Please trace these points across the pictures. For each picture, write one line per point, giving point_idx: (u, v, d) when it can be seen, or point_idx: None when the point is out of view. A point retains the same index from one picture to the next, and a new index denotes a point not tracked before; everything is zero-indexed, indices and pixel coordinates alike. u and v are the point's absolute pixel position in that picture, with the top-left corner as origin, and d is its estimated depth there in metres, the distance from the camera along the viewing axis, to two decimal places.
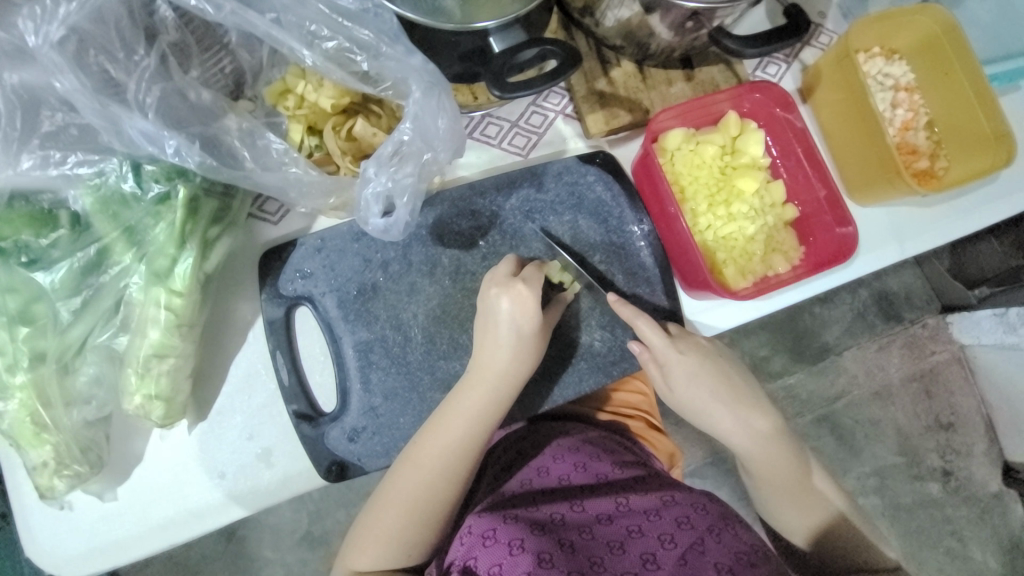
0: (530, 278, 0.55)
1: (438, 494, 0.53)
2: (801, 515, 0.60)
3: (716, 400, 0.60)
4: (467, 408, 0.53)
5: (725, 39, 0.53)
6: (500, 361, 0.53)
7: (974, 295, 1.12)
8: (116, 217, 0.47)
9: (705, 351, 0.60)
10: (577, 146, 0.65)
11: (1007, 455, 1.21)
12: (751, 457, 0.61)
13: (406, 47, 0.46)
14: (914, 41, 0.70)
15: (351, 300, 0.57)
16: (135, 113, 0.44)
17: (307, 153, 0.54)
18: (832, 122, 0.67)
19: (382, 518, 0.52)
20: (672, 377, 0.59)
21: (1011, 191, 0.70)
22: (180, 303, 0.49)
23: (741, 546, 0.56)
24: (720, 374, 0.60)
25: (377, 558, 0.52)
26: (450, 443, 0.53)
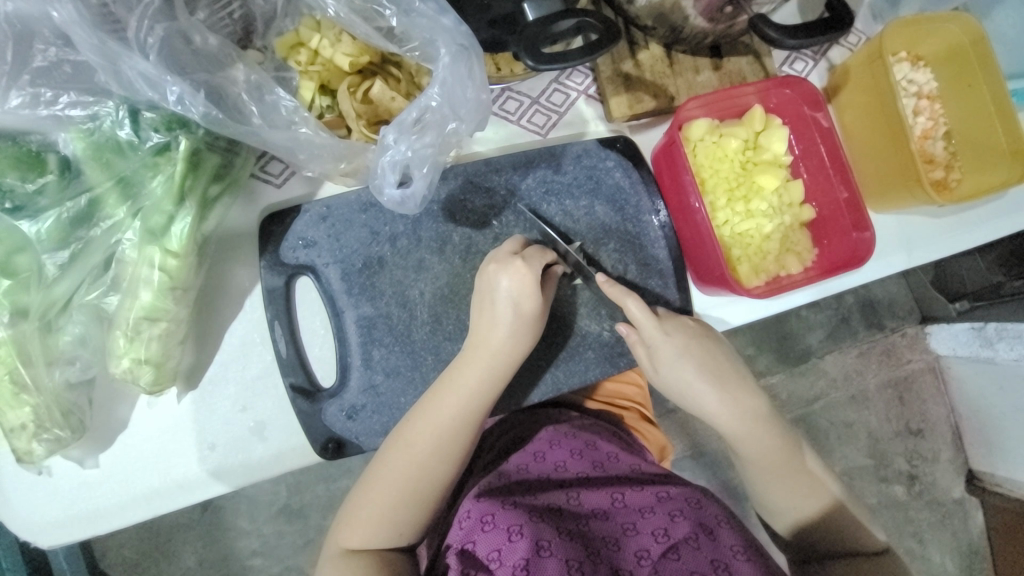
0: (530, 256, 0.53)
1: (434, 475, 0.51)
2: (794, 505, 0.59)
3: (706, 386, 0.57)
4: (462, 388, 0.51)
5: (766, 26, 0.51)
6: (496, 340, 0.52)
7: (955, 308, 1.17)
8: (109, 166, 0.44)
9: (690, 331, 0.58)
10: (598, 129, 0.63)
11: (970, 463, 1.26)
12: (740, 445, 0.58)
13: (437, 4, 0.43)
14: (939, 50, 0.69)
15: (356, 273, 0.54)
16: (136, 53, 0.40)
17: (317, 113, 0.50)
18: (856, 126, 0.66)
19: (376, 496, 0.51)
20: (659, 360, 0.57)
21: (1014, 209, 0.71)
22: (175, 264, 0.46)
23: (737, 541, 0.55)
24: (714, 360, 0.58)
25: (370, 537, 0.50)
26: (447, 423, 0.51)
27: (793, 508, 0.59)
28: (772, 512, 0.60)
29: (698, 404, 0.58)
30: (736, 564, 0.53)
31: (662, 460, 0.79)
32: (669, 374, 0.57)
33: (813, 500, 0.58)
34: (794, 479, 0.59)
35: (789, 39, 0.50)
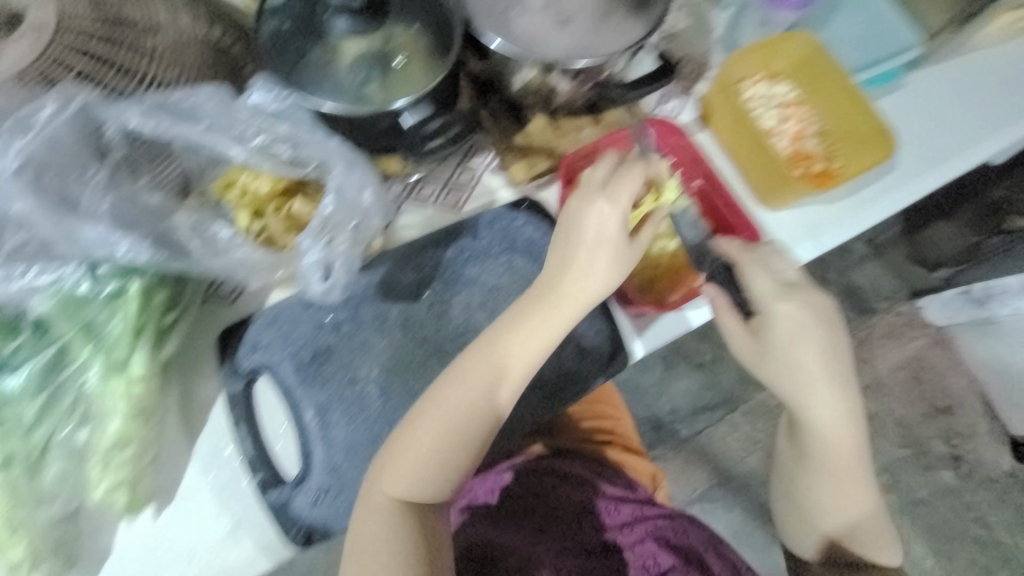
0: (614, 197, 0.56)
1: (477, 416, 0.55)
2: (841, 506, 0.66)
3: (819, 369, 0.60)
4: (526, 328, 0.56)
5: (609, 89, 0.69)
6: (586, 282, 0.56)
7: (938, 277, 1.40)
8: (75, 315, 0.51)
9: (805, 314, 0.60)
10: (506, 194, 0.72)
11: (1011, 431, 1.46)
12: (837, 440, 0.62)
13: (322, 134, 0.56)
14: (790, 62, 0.78)
15: (307, 364, 0.60)
16: (87, 222, 0.49)
17: (256, 234, 0.58)
18: (730, 142, 0.75)
19: (419, 438, 0.54)
20: (778, 335, 0.60)
21: (897, 186, 0.79)
22: (138, 391, 0.52)
23: (692, 545, 0.73)
24: (832, 345, 0.60)
25: (409, 482, 0.53)
26: (504, 363, 0.55)
27: (819, 531, 0.68)
28: (811, 510, 0.68)
29: (808, 410, 0.61)
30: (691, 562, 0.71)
31: (654, 487, 0.88)
32: (781, 363, 0.60)
33: (845, 509, 0.66)
34: (842, 505, 0.66)
35: (631, 94, 0.68)
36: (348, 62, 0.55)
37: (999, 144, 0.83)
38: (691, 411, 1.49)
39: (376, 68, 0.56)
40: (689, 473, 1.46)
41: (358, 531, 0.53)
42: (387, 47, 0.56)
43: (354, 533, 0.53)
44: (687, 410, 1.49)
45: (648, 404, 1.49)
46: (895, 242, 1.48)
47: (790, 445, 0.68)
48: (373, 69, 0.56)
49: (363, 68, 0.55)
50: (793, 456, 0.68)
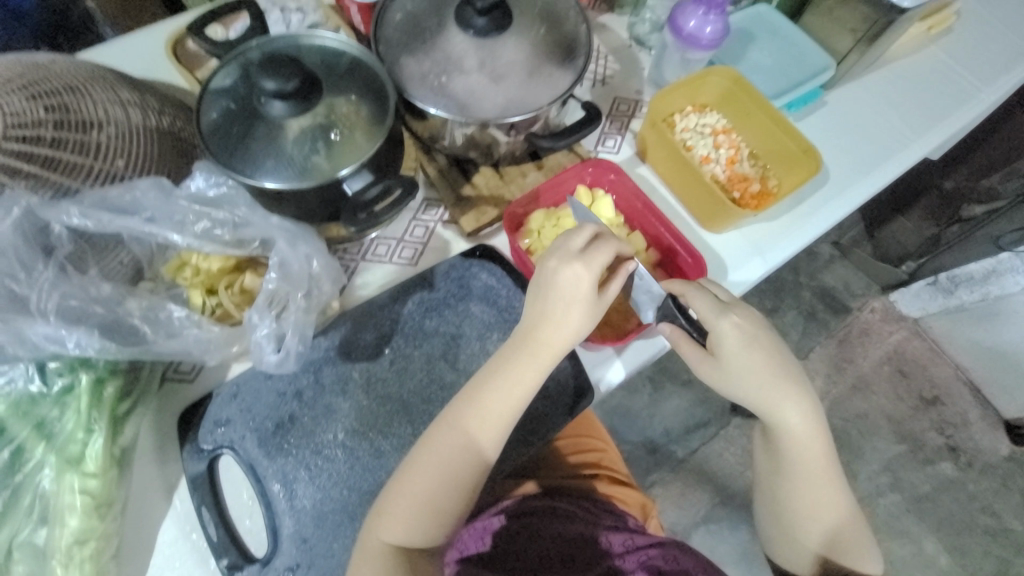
0: (595, 258, 0.58)
1: (470, 459, 0.55)
2: (821, 517, 0.65)
3: (772, 376, 0.62)
4: (512, 373, 0.56)
5: (540, 139, 0.69)
6: (565, 327, 0.57)
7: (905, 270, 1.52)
8: (28, 414, 0.52)
9: (752, 326, 0.63)
10: (459, 245, 0.74)
11: (1004, 415, 1.49)
12: (803, 448, 0.63)
13: (262, 211, 0.59)
14: (715, 94, 0.84)
15: (270, 436, 0.59)
16: (37, 321, 0.50)
17: (210, 311, 0.60)
18: (668, 173, 0.79)
19: (412, 487, 0.54)
20: (731, 349, 0.62)
21: (833, 196, 0.83)
22: (94, 484, 0.52)
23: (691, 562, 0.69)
24: (777, 353, 0.63)
25: (405, 531, 0.54)
26: (493, 408, 0.56)
27: (803, 546, 0.66)
28: (795, 527, 0.66)
29: (775, 417, 0.63)
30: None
31: (645, 517, 0.86)
32: (737, 377, 0.62)
33: (827, 519, 0.65)
34: (821, 514, 0.65)
35: (560, 142, 0.68)
36: (294, 135, 0.58)
37: (920, 149, 0.89)
38: (684, 430, 1.48)
39: (321, 138, 0.59)
40: (692, 494, 1.44)
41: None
42: (331, 116, 0.60)
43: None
44: (681, 429, 1.48)
45: (641, 428, 1.48)
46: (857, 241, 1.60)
47: (763, 458, 0.68)
48: (319, 140, 0.59)
49: (309, 139, 0.59)
50: (768, 467, 0.68)
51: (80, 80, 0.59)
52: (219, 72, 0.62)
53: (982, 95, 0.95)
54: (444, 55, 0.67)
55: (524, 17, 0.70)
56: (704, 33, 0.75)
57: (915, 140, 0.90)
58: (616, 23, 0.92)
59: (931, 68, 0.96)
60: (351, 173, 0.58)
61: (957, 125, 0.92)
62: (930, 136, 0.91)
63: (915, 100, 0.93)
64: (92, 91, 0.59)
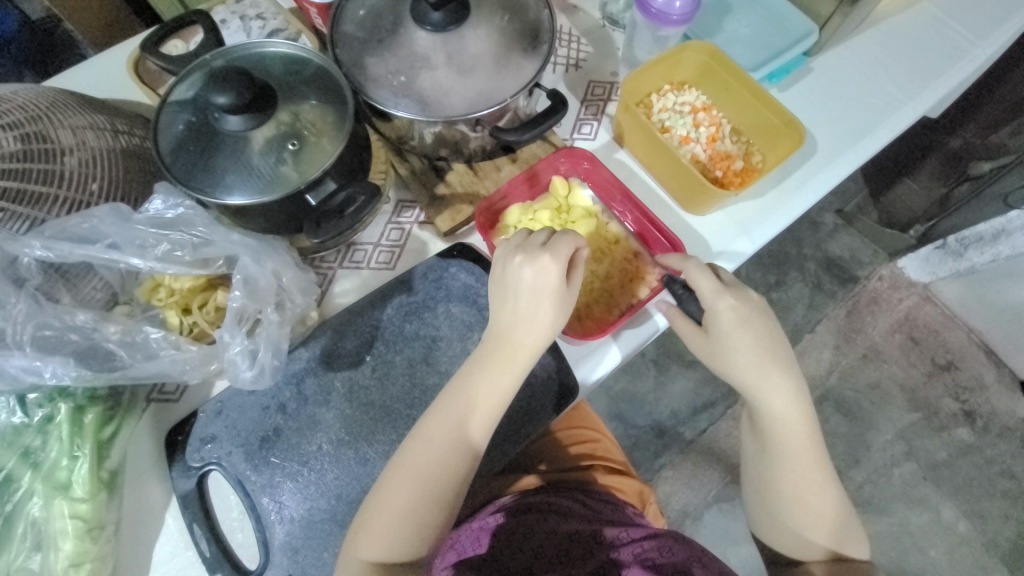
0: (556, 249, 0.56)
1: (447, 470, 0.55)
2: (808, 504, 0.64)
3: (759, 356, 0.61)
4: (484, 380, 0.57)
5: (505, 133, 0.67)
6: (531, 331, 0.57)
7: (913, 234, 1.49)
8: (13, 444, 0.53)
9: (744, 307, 0.62)
10: (437, 245, 0.74)
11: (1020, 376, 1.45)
12: (789, 427, 0.63)
13: (222, 231, 0.58)
14: (693, 70, 0.81)
15: (255, 451, 0.60)
16: (11, 353, 0.51)
17: (188, 330, 0.60)
18: (646, 157, 0.77)
19: (389, 502, 0.54)
20: (720, 326, 0.62)
21: (821, 167, 0.80)
22: (85, 507, 0.53)
23: (688, 552, 0.68)
24: (766, 333, 0.62)
25: (385, 547, 0.53)
26: (465, 417, 0.56)
27: (793, 532, 0.65)
28: (781, 511, 0.65)
29: (761, 395, 0.62)
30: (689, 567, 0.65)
31: (643, 504, 0.87)
32: (728, 354, 0.62)
33: (813, 504, 0.64)
34: (809, 498, 0.64)
35: (525, 135, 0.66)
36: (258, 146, 0.57)
37: (913, 111, 0.86)
38: (692, 411, 1.47)
39: (284, 149, 0.58)
40: (702, 475, 1.43)
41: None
42: (295, 124, 0.59)
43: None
44: (688, 411, 1.47)
45: (648, 412, 1.47)
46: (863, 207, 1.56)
47: (751, 440, 0.68)
48: (283, 149, 0.58)
49: (274, 150, 0.58)
50: (756, 450, 0.67)
51: (42, 106, 0.59)
52: (180, 84, 0.61)
53: (978, 48, 0.90)
54: (405, 52, 0.65)
55: (484, 5, 0.67)
56: (673, 9, 0.72)
57: (907, 102, 0.86)
58: (588, 2, 0.89)
59: (921, 24, 0.91)
60: (319, 179, 0.57)
61: (951, 82, 0.88)
62: (922, 96, 0.86)
63: (906, 59, 0.89)
64: (55, 117, 0.59)
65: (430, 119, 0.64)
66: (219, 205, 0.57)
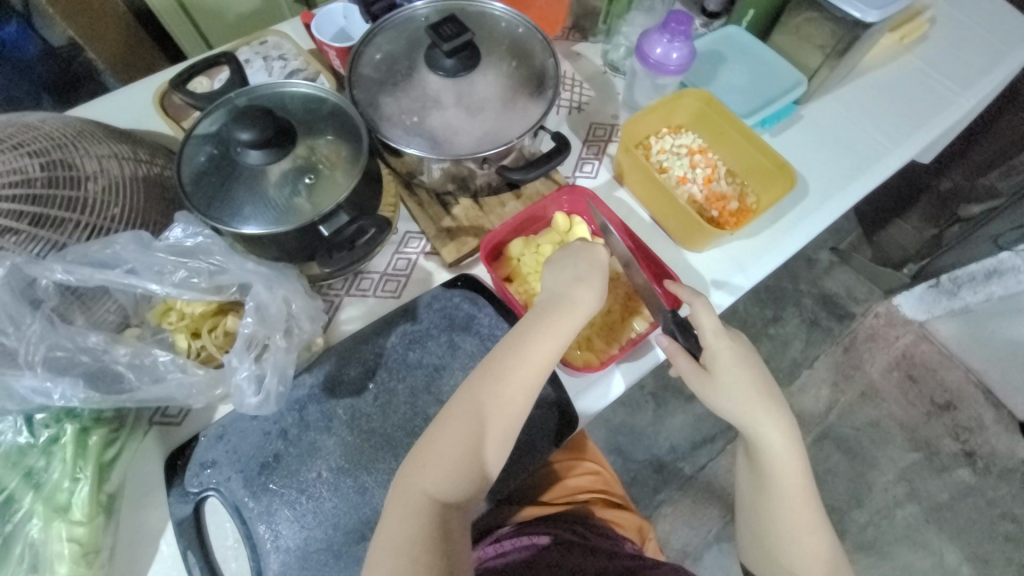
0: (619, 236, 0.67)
1: (508, 410, 0.56)
2: (805, 548, 0.64)
3: (756, 395, 0.63)
4: (549, 328, 0.59)
5: (510, 172, 0.70)
6: (593, 288, 0.62)
7: (908, 272, 1.51)
8: (16, 465, 0.53)
9: (739, 347, 0.65)
10: (442, 275, 0.76)
11: (1017, 417, 1.45)
12: (786, 470, 0.63)
13: (238, 258, 0.60)
14: (689, 115, 0.86)
15: (255, 477, 0.60)
16: (23, 373, 0.52)
17: (195, 354, 0.61)
18: (645, 196, 0.80)
19: (451, 433, 0.55)
20: (719, 364, 0.64)
21: (813, 209, 0.84)
22: (82, 531, 0.53)
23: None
24: (761, 374, 0.65)
25: (442, 482, 0.54)
26: (530, 360, 0.58)
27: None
28: (780, 553, 0.65)
29: (757, 434, 0.63)
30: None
31: (642, 539, 0.87)
32: (727, 391, 0.63)
33: (812, 548, 0.64)
34: (807, 539, 0.64)
35: (530, 174, 0.70)
36: (275, 179, 0.60)
37: (899, 157, 0.90)
38: (690, 446, 1.46)
39: (299, 182, 0.61)
40: (701, 512, 1.40)
41: (388, 535, 0.52)
42: (311, 157, 0.62)
43: (383, 535, 0.52)
44: (687, 445, 1.46)
45: (647, 445, 1.46)
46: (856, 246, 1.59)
47: (747, 478, 0.68)
48: (299, 182, 0.61)
49: (289, 182, 0.61)
50: (753, 490, 0.67)
51: (68, 136, 0.62)
52: (204, 118, 0.64)
53: (960, 100, 0.95)
54: (418, 94, 0.69)
55: (494, 53, 0.72)
56: (671, 60, 0.77)
57: (893, 149, 0.90)
58: (590, 50, 0.94)
59: (905, 77, 0.97)
60: (332, 212, 0.59)
61: (934, 131, 0.92)
62: (908, 143, 0.91)
63: (891, 109, 0.94)
64: (80, 146, 0.62)
65: (439, 157, 0.67)
66: (235, 234, 0.60)
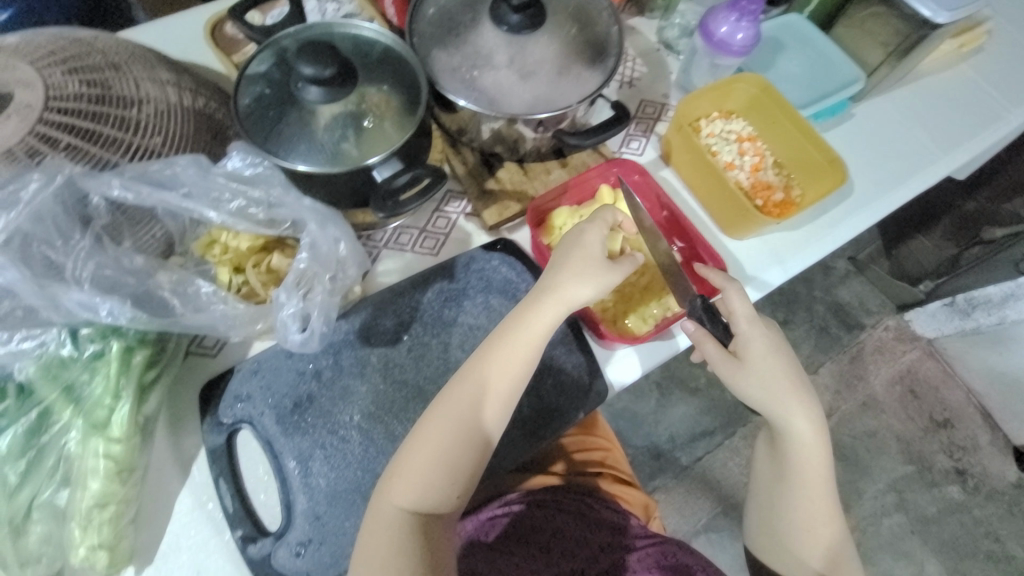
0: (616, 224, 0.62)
1: (482, 420, 0.55)
2: (817, 535, 0.66)
3: (788, 387, 0.63)
4: (527, 333, 0.57)
5: (568, 136, 0.70)
6: (579, 290, 0.58)
7: (921, 289, 1.48)
8: (57, 378, 0.53)
9: (771, 338, 0.65)
10: (480, 237, 0.75)
11: (1012, 441, 1.47)
12: (808, 460, 0.64)
13: (296, 193, 0.60)
14: (742, 101, 0.84)
15: (288, 414, 0.61)
16: (71, 288, 0.52)
17: (236, 289, 0.61)
18: (692, 177, 0.79)
19: (425, 444, 0.54)
20: (752, 352, 0.64)
21: (856, 208, 0.83)
22: (118, 449, 0.53)
23: (688, 558, 0.74)
24: (793, 366, 0.65)
25: (420, 495, 0.53)
26: (504, 369, 0.56)
27: (799, 560, 0.67)
28: (792, 540, 0.67)
29: (786, 425, 0.64)
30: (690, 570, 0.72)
31: (647, 517, 0.87)
32: (759, 381, 0.63)
33: (822, 536, 0.66)
34: (817, 527, 0.66)
35: (588, 140, 0.69)
36: (325, 121, 0.60)
37: (946, 166, 0.89)
38: (690, 437, 1.48)
39: (352, 126, 0.60)
40: (693, 502, 1.43)
41: (366, 550, 0.52)
42: (362, 104, 0.61)
43: (362, 547, 0.52)
44: (686, 436, 1.48)
45: (647, 433, 1.48)
46: (876, 257, 1.59)
47: (767, 464, 0.69)
48: (350, 127, 0.60)
49: (339, 126, 0.60)
50: (771, 476, 0.69)
51: (123, 57, 0.61)
52: (253, 59, 0.62)
53: (1012, 114, 0.93)
54: (476, 50, 0.67)
55: (557, 15, 0.70)
56: (734, 40, 0.76)
57: (941, 157, 0.89)
58: (646, 25, 0.91)
59: (960, 85, 0.95)
60: (385, 159, 0.59)
61: (983, 144, 0.91)
62: (957, 153, 0.90)
63: (943, 117, 0.92)
64: (133, 69, 0.61)
65: (493, 116, 0.66)
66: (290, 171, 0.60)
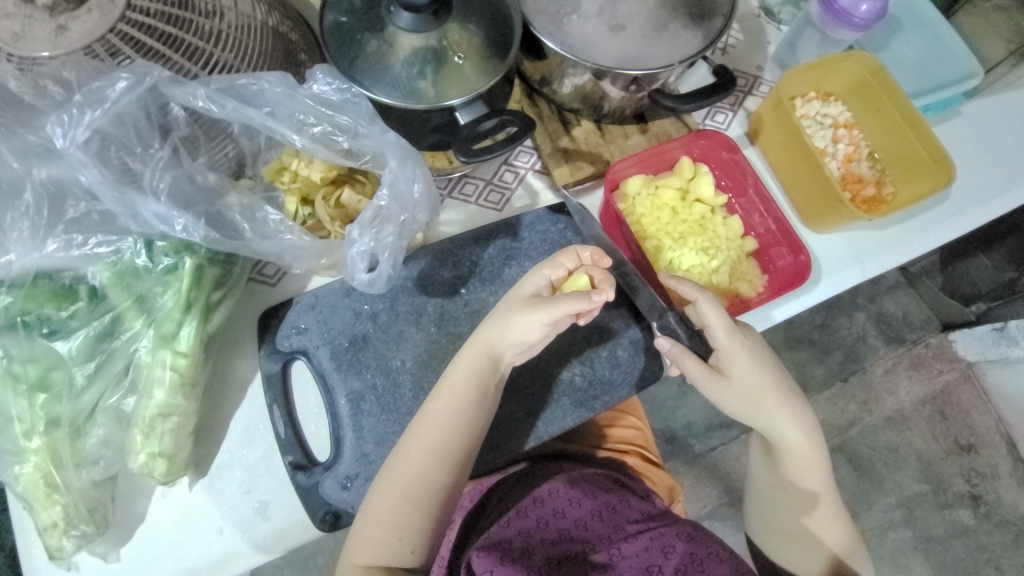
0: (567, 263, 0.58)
1: (434, 470, 0.54)
2: (826, 533, 0.65)
3: (774, 396, 0.61)
4: (467, 379, 0.56)
5: (663, 98, 0.64)
6: (526, 335, 0.56)
7: (972, 312, 1.42)
8: (129, 286, 0.54)
9: (752, 350, 0.61)
10: (547, 197, 0.72)
11: None
12: (805, 461, 0.63)
13: (381, 125, 0.57)
14: (845, 83, 0.77)
15: (343, 351, 0.61)
16: (149, 198, 0.51)
17: (301, 221, 0.61)
18: (779, 160, 0.74)
19: (376, 503, 0.54)
20: (734, 366, 0.60)
21: (948, 215, 0.77)
22: (184, 362, 0.54)
23: (712, 549, 0.62)
24: (779, 374, 0.62)
25: (375, 553, 0.53)
26: (449, 418, 0.55)
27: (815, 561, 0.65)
28: (806, 542, 0.65)
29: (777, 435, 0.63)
30: (710, 563, 0.60)
31: (670, 500, 0.86)
32: (745, 393, 0.61)
33: (833, 533, 0.65)
34: (827, 526, 0.65)
35: (684, 104, 0.64)
36: (404, 54, 0.57)
37: None
38: (706, 427, 1.47)
39: (431, 63, 0.57)
40: (700, 490, 1.43)
41: None
42: (443, 41, 0.58)
43: None
44: (702, 426, 1.47)
45: (664, 417, 1.47)
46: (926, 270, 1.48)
47: (762, 472, 0.67)
48: (428, 64, 0.57)
49: (418, 61, 0.57)
50: (768, 483, 0.67)
51: None
52: None
53: None
54: None
55: None
56: (857, 10, 0.69)
57: None
58: None
59: None
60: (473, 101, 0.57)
61: None
62: None
63: None
64: None
65: (576, 70, 0.62)
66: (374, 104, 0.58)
